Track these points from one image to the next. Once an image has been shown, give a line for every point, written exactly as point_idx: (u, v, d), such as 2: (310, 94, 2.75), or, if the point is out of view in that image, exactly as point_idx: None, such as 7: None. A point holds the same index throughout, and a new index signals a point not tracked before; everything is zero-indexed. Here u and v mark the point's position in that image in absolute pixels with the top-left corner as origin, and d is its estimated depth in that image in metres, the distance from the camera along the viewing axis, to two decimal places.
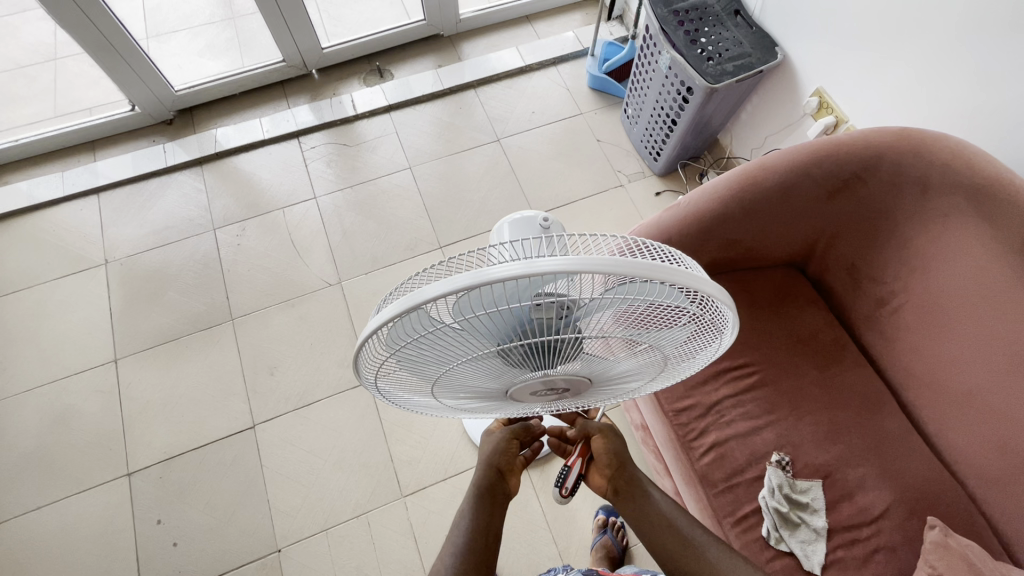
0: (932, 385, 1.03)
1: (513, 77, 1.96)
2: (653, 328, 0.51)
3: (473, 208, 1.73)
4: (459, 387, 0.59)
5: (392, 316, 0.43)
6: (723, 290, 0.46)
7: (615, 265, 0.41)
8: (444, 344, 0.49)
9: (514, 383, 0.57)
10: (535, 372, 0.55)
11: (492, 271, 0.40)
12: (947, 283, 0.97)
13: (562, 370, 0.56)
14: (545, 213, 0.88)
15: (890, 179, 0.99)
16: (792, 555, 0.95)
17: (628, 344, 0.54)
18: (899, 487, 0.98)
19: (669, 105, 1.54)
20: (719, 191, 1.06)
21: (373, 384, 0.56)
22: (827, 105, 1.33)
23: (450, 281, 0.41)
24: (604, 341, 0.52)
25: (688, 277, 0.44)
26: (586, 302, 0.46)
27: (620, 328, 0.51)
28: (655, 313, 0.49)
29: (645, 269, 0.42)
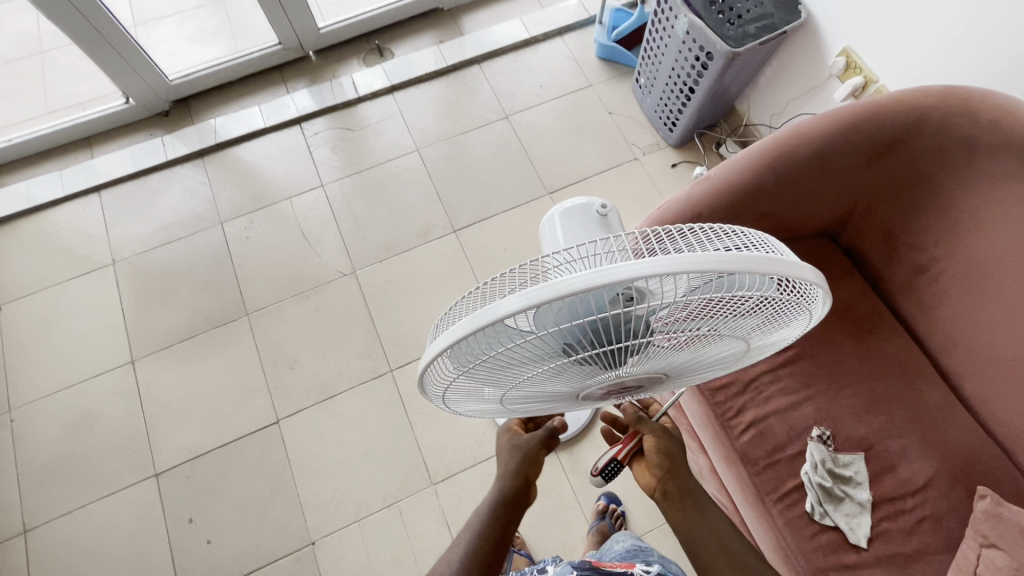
0: (974, 352, 1.01)
1: (518, 50, 1.89)
2: (737, 317, 0.48)
3: (485, 188, 1.69)
4: (525, 395, 0.57)
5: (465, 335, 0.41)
6: (813, 270, 0.43)
7: (703, 262, 0.38)
8: (515, 358, 0.47)
9: (584, 387, 0.55)
10: (607, 373, 0.52)
11: (576, 280, 0.37)
12: (994, 248, 0.94)
13: (637, 369, 0.53)
14: (603, 201, 0.90)
15: (934, 141, 0.95)
16: (836, 529, 0.95)
17: (709, 337, 0.51)
18: (943, 456, 0.97)
19: (685, 72, 1.48)
20: (753, 162, 1.02)
21: (440, 399, 0.54)
22: (855, 65, 1.27)
23: (526, 293, 0.38)
24: (681, 339, 0.49)
25: (779, 263, 0.40)
26: (668, 303, 0.43)
27: (702, 324, 0.48)
28: (737, 304, 0.46)
29: (739, 261, 0.39)
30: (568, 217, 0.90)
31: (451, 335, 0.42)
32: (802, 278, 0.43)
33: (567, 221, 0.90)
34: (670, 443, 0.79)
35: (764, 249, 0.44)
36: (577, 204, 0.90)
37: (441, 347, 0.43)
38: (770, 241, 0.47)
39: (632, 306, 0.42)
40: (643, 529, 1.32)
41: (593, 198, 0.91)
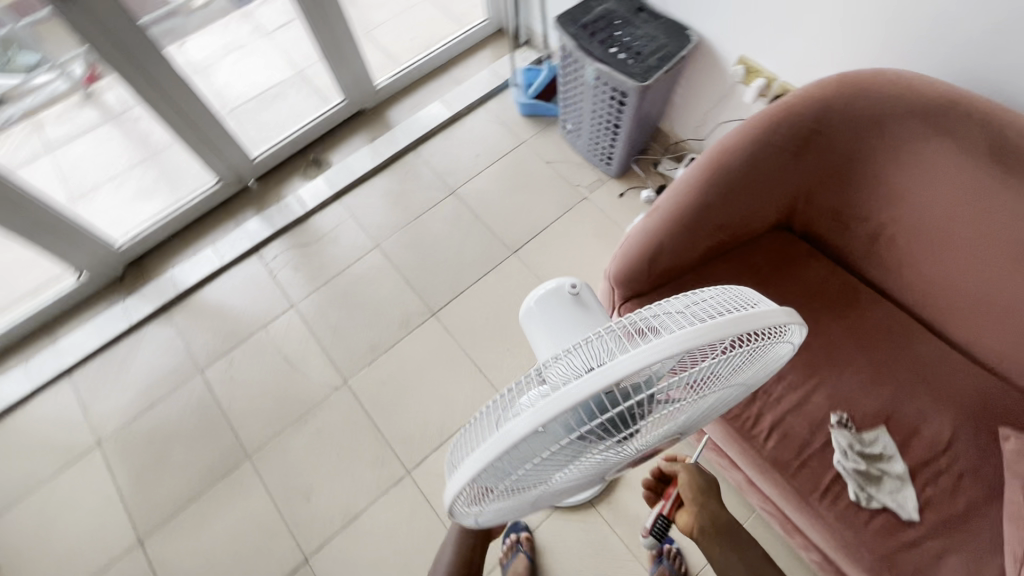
0: (948, 301, 1.05)
1: (447, 127, 1.97)
2: (730, 367, 0.50)
3: (452, 264, 1.72)
4: (554, 489, 0.56)
5: (485, 464, 0.41)
6: (788, 309, 0.45)
7: (694, 340, 0.40)
8: (538, 467, 0.47)
9: (607, 467, 0.56)
10: (626, 450, 0.52)
11: (576, 391, 0.38)
12: (932, 203, 1.00)
13: (652, 438, 0.54)
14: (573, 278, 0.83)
15: (846, 125, 1.02)
16: (887, 509, 0.94)
17: (711, 391, 0.52)
18: (957, 408, 1.00)
19: (606, 111, 1.56)
20: (693, 183, 1.07)
21: (470, 518, 0.54)
22: (754, 69, 1.37)
23: (533, 415, 0.39)
24: (685, 402, 0.51)
25: (759, 318, 0.43)
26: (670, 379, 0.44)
27: (704, 384, 0.49)
28: (730, 359, 0.48)
29: (719, 331, 0.40)
30: (535, 315, 0.71)
31: (472, 465, 0.42)
32: (781, 321, 0.45)
33: (536, 322, 0.71)
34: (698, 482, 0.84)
35: (737, 302, 0.46)
36: (542, 294, 0.72)
37: (463, 477, 0.43)
38: (741, 292, 0.50)
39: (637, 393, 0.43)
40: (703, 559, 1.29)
41: (558, 280, 0.74)
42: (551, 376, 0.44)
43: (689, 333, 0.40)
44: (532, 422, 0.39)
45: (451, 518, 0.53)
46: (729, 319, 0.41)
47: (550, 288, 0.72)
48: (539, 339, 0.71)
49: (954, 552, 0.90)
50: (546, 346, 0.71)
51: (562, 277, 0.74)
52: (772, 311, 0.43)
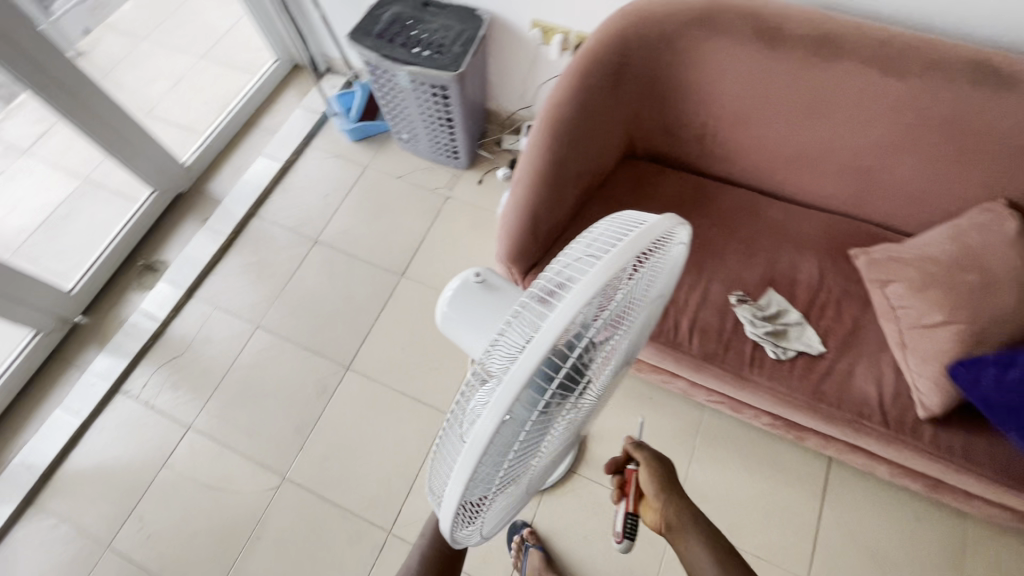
0: (775, 168, 1.22)
1: (281, 180, 1.84)
2: (644, 286, 0.52)
3: (345, 311, 1.62)
4: (541, 466, 0.57)
5: (468, 476, 0.40)
6: (669, 214, 0.48)
7: (606, 275, 0.41)
8: (517, 454, 0.47)
9: (579, 423, 0.57)
10: (589, 399, 0.54)
11: (524, 368, 0.38)
12: (732, 93, 1.14)
13: (606, 380, 0.56)
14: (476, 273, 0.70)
15: (643, 52, 1.13)
16: (800, 353, 1.08)
17: (637, 314, 0.54)
18: (814, 250, 1.18)
19: (434, 110, 1.56)
20: (541, 145, 1.12)
21: (474, 534, 0.52)
22: (551, 29, 1.45)
23: (496, 408, 0.38)
24: (622, 334, 0.53)
25: (650, 231, 0.45)
26: (600, 320, 0.46)
27: (630, 311, 0.52)
28: (642, 279, 0.50)
29: (623, 257, 0.42)
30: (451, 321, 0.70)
31: (456, 485, 0.41)
32: (670, 228, 0.48)
33: (457, 327, 0.70)
34: (665, 472, 0.82)
35: (627, 226, 0.48)
36: (450, 296, 0.69)
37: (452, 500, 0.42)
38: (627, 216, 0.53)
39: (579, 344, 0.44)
40: (684, 471, 1.37)
41: (462, 274, 0.71)
42: (495, 365, 0.44)
43: (598, 270, 0.41)
44: (494, 416, 0.38)
45: (457, 545, 0.51)
46: (626, 243, 0.43)
47: (455, 288, 0.69)
48: (468, 340, 0.71)
49: (859, 362, 1.06)
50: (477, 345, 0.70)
51: (464, 271, 0.71)
52: (658, 221, 0.46)
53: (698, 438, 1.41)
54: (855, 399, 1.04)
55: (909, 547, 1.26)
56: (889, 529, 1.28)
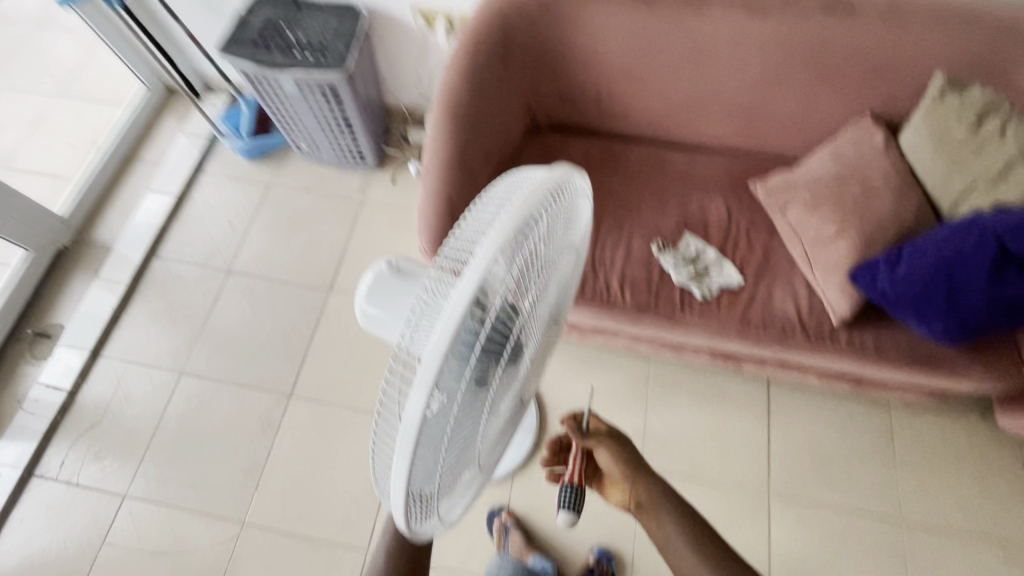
0: (671, 119, 1.27)
1: (178, 214, 1.71)
2: (552, 242, 0.53)
3: (276, 338, 1.53)
4: (490, 439, 0.57)
5: (409, 461, 0.40)
6: (559, 165, 0.49)
7: (505, 234, 0.41)
8: (458, 431, 0.47)
9: (519, 389, 0.58)
10: (522, 363, 0.54)
11: (440, 342, 0.38)
12: (618, 53, 1.17)
13: (537, 342, 0.57)
14: (387, 260, 0.67)
15: (525, 23, 1.14)
16: (723, 287, 1.14)
17: (553, 271, 0.55)
18: (719, 190, 1.24)
19: (328, 114, 1.49)
20: (442, 129, 1.10)
21: (435, 520, 0.53)
22: (431, 14, 1.42)
23: (420, 387, 0.38)
24: (541, 294, 0.54)
25: (544, 185, 0.46)
26: (511, 282, 0.46)
27: (544, 268, 0.53)
28: (549, 235, 0.51)
29: (519, 214, 0.42)
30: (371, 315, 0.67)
31: (400, 473, 0.41)
32: (564, 179, 0.49)
33: (378, 321, 0.67)
34: (626, 457, 0.80)
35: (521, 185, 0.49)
36: (366, 290, 0.66)
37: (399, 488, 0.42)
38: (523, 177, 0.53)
39: (493, 309, 0.44)
40: (642, 422, 1.43)
41: (375, 265, 0.68)
42: (415, 348, 0.43)
43: (498, 229, 0.41)
44: (421, 394, 0.38)
45: (419, 535, 0.51)
46: (523, 199, 0.44)
47: (369, 280, 0.66)
48: (393, 333, 0.68)
49: (775, 284, 1.14)
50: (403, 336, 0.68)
51: (377, 262, 0.68)
52: (551, 173, 0.47)
53: (650, 388, 1.47)
54: (778, 319, 1.11)
55: (848, 443, 1.38)
56: (828, 431, 1.40)
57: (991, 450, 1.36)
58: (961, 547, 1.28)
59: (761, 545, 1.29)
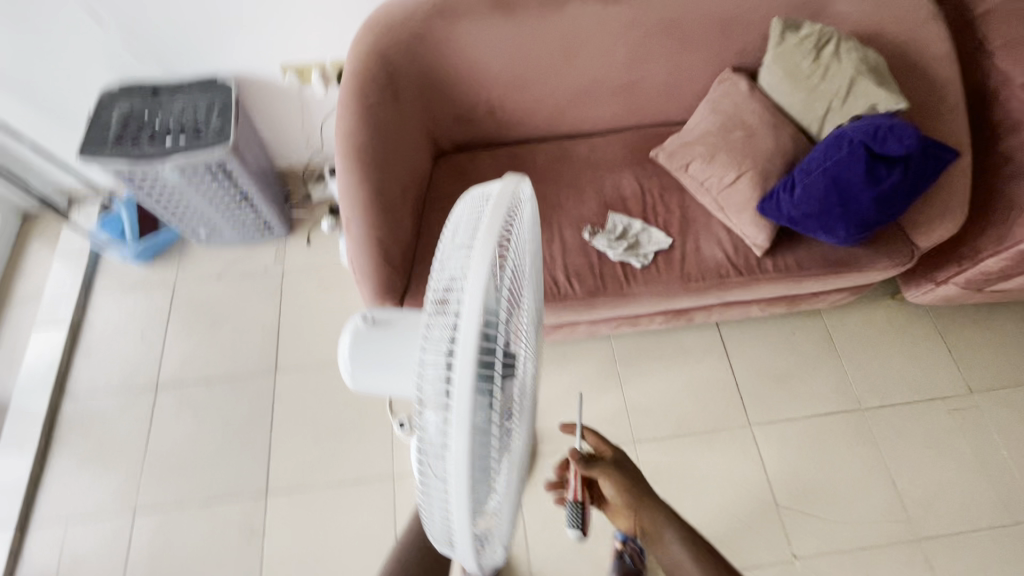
0: (563, 114, 1.34)
1: (77, 344, 1.53)
2: (519, 252, 0.55)
3: (231, 440, 1.41)
4: (518, 457, 0.58)
5: (469, 500, 0.40)
6: (505, 179, 0.51)
7: (487, 258, 0.43)
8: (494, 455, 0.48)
9: (529, 399, 0.59)
10: (526, 375, 0.56)
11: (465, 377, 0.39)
12: (498, 64, 1.22)
13: (531, 346, 0.59)
14: (361, 314, 0.57)
15: (403, 56, 1.16)
16: (657, 252, 1.22)
17: (527, 279, 0.57)
18: (625, 166, 1.32)
19: (222, 193, 1.41)
20: (353, 177, 1.08)
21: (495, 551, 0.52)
22: (301, 69, 1.39)
23: (459, 426, 0.39)
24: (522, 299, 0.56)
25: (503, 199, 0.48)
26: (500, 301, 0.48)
27: (517, 273, 0.55)
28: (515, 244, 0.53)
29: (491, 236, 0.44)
30: (367, 384, 0.57)
31: (461, 518, 0.41)
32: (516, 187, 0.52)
33: (378, 385, 0.57)
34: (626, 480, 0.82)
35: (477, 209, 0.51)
36: (351, 356, 0.56)
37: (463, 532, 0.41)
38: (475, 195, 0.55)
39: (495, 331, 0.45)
40: (622, 398, 1.48)
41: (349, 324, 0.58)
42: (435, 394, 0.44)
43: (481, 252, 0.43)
44: (463, 428, 0.39)
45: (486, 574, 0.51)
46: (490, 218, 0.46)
47: (350, 344, 0.56)
48: (399, 392, 0.57)
49: (699, 236, 1.23)
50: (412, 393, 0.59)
51: (350, 322, 0.58)
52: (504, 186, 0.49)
53: (619, 365, 1.52)
54: (711, 265, 1.21)
55: (799, 356, 1.52)
56: (780, 350, 1.53)
57: (909, 323, 1.55)
58: (914, 412, 1.44)
59: (759, 472, 1.39)
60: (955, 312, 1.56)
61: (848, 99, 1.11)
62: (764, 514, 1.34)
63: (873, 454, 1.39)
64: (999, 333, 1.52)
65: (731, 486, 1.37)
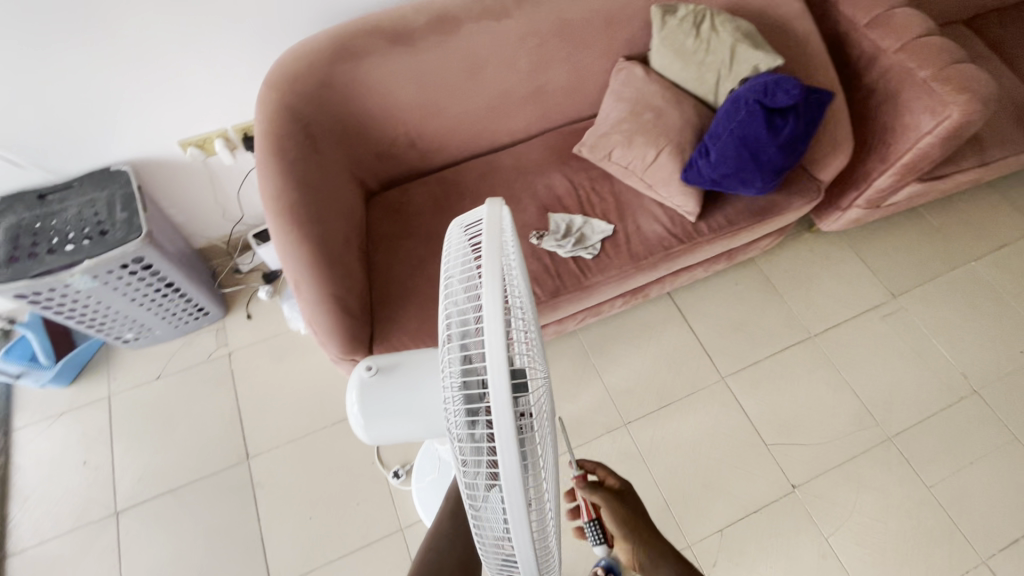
0: (482, 132, 1.37)
1: (9, 493, 1.35)
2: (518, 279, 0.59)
3: (218, 545, 1.30)
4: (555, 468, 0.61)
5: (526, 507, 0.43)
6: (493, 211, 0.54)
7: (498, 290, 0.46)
8: (534, 462, 0.51)
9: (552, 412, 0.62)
10: (544, 389, 0.59)
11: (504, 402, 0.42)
12: (409, 96, 1.23)
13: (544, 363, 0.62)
14: (363, 364, 0.66)
15: (315, 106, 1.14)
16: (603, 240, 1.27)
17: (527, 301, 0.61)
18: (552, 167, 1.37)
19: (145, 288, 1.31)
20: (292, 235, 1.03)
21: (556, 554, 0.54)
22: (203, 141, 1.32)
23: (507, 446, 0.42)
24: (527, 312, 0.59)
25: (496, 224, 0.52)
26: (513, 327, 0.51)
27: (519, 290, 0.58)
28: (511, 262, 0.57)
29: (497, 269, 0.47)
30: (379, 429, 0.65)
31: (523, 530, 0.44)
32: (503, 211, 0.56)
33: (388, 429, 0.65)
34: (625, 513, 0.78)
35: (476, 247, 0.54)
36: (360, 409, 0.64)
37: (527, 533, 0.44)
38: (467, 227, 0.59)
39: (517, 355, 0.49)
40: (603, 386, 1.52)
41: (354, 379, 0.66)
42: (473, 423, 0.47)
43: (488, 274, 0.47)
44: (508, 435, 0.42)
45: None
46: (488, 244, 0.50)
47: (357, 398, 0.64)
48: (404, 432, 0.66)
49: (637, 216, 1.30)
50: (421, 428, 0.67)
51: (354, 375, 0.65)
52: (492, 211, 0.53)
53: (592, 356, 1.57)
54: (655, 240, 1.27)
55: (748, 303, 1.63)
56: (730, 303, 1.63)
57: (829, 250, 1.71)
58: (854, 326, 1.59)
59: (743, 419, 1.47)
60: (863, 231, 1.74)
61: (734, 65, 1.22)
62: (758, 455, 1.42)
63: (833, 374, 1.52)
64: (901, 240, 1.72)
65: (724, 440, 1.44)
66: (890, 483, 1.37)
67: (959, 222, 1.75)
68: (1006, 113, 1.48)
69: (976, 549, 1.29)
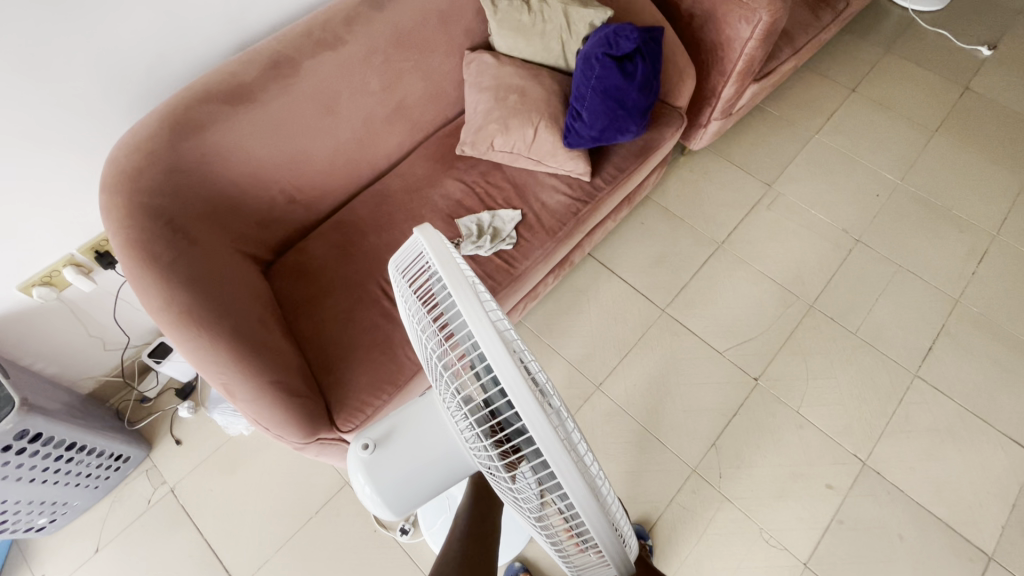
0: (360, 163, 1.32)
1: None
2: None
3: None
4: None
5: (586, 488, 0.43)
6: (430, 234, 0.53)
7: (475, 305, 0.45)
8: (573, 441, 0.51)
9: None
10: None
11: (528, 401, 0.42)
12: (273, 153, 1.15)
13: None
14: (356, 441, 0.61)
15: (173, 194, 1.02)
16: (515, 228, 1.28)
17: None
18: (440, 175, 1.35)
19: (43, 463, 1.12)
20: (204, 338, 0.92)
21: (624, 514, 0.55)
22: (49, 276, 1.15)
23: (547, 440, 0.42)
24: None
25: (437, 243, 0.51)
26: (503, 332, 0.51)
27: None
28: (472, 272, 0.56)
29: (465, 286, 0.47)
30: (402, 496, 0.62)
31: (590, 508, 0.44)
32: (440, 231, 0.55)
33: (407, 494, 0.63)
34: None
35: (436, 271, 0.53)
36: (373, 489, 0.61)
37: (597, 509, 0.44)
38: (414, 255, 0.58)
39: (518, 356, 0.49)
40: (565, 361, 1.55)
41: (354, 462, 0.61)
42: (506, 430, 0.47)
43: (459, 293, 0.46)
44: (544, 430, 0.42)
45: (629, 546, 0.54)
46: (443, 264, 0.49)
47: (367, 478, 0.60)
48: (423, 491, 0.63)
49: (538, 193, 1.33)
50: (442, 477, 0.64)
51: (351, 456, 0.61)
52: (429, 234, 0.52)
53: (544, 338, 1.59)
54: (562, 210, 1.31)
55: (659, 236, 1.74)
56: (644, 242, 1.73)
57: (706, 165, 1.87)
58: (750, 223, 1.75)
59: (695, 338, 1.57)
60: (724, 140, 1.92)
61: (572, 28, 1.28)
62: (718, 365, 1.53)
63: (748, 269, 1.67)
64: (757, 137, 1.92)
65: (686, 364, 1.53)
66: (826, 342, 1.55)
67: (792, 106, 1.98)
68: (798, 3, 1.70)
69: (907, 367, 1.50)
